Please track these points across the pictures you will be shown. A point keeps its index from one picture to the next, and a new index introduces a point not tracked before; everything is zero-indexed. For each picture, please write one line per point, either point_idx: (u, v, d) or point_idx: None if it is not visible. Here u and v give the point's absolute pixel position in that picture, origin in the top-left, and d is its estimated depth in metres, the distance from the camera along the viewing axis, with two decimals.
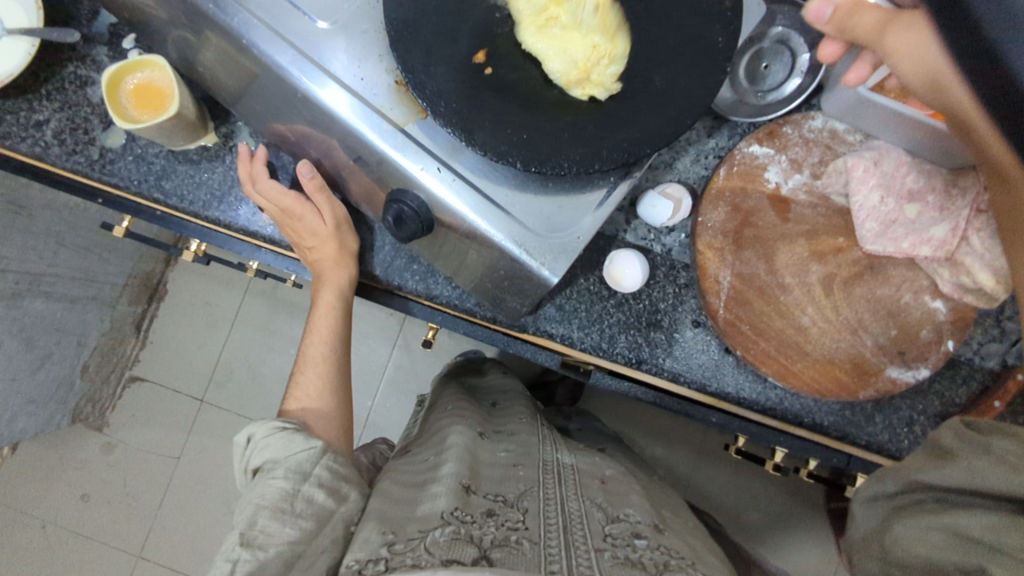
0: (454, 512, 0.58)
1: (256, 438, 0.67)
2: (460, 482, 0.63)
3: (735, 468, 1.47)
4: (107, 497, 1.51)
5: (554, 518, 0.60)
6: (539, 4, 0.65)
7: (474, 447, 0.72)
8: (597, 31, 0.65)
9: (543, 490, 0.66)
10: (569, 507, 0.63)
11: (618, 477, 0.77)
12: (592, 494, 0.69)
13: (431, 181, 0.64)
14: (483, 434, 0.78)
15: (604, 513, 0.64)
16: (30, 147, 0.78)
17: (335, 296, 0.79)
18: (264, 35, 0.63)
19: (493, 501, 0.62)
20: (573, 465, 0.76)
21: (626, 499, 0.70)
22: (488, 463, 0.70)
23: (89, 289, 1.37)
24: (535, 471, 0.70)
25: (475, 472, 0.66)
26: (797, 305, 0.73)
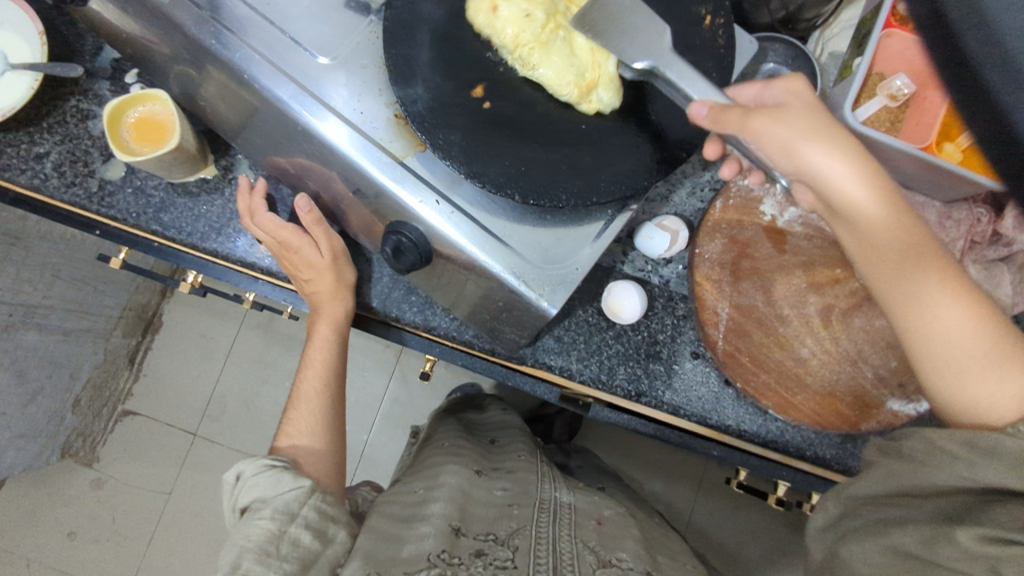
0: (441, 554, 0.57)
1: (244, 476, 0.64)
2: (450, 525, 0.61)
3: (736, 503, 1.45)
4: (94, 535, 1.47)
5: (545, 557, 0.58)
6: (539, 21, 0.63)
7: (468, 486, 0.71)
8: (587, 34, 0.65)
9: (535, 528, 0.64)
10: (561, 547, 0.61)
11: (614, 518, 0.75)
12: (586, 535, 0.66)
13: (429, 214, 0.64)
14: (480, 471, 0.77)
15: (597, 555, 0.62)
16: (29, 179, 0.78)
17: (332, 329, 0.79)
18: (266, 70, 0.64)
19: (483, 541, 0.61)
20: (569, 503, 0.74)
21: (620, 543, 0.68)
22: (481, 503, 0.69)
23: (83, 321, 1.36)
24: (529, 509, 0.68)
25: (465, 514, 0.65)
26: (795, 337, 0.73)
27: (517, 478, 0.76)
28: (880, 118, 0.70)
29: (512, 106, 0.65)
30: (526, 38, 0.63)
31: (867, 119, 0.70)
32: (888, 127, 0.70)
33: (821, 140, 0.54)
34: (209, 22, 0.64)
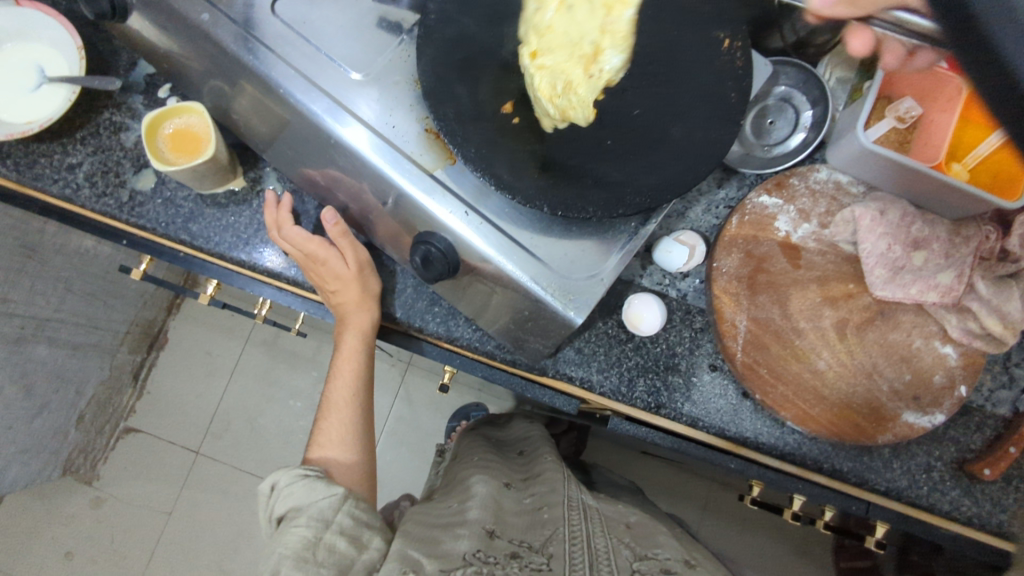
0: (476, 553, 0.57)
1: (279, 486, 0.66)
2: (483, 528, 0.63)
3: (742, 525, 1.44)
4: (91, 555, 1.45)
5: (581, 554, 0.59)
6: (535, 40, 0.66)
7: (498, 496, 0.72)
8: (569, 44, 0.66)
9: (569, 528, 0.64)
10: (596, 544, 0.62)
11: (642, 521, 0.77)
12: (619, 534, 0.68)
13: (458, 224, 0.66)
14: (509, 485, 0.78)
15: (632, 550, 0.64)
16: (62, 189, 0.80)
17: (358, 339, 0.79)
18: (301, 84, 0.66)
19: (517, 544, 0.61)
20: (598, 507, 0.75)
21: (653, 540, 0.69)
22: (513, 511, 0.69)
23: (91, 336, 1.36)
24: (561, 508, 0.68)
25: (499, 519, 0.66)
26: (812, 350, 0.74)
27: (547, 479, 0.77)
28: (890, 138, 0.73)
29: (540, 123, 0.67)
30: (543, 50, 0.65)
31: (879, 138, 0.73)
32: (899, 147, 0.73)
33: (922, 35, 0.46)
34: (246, 37, 0.67)
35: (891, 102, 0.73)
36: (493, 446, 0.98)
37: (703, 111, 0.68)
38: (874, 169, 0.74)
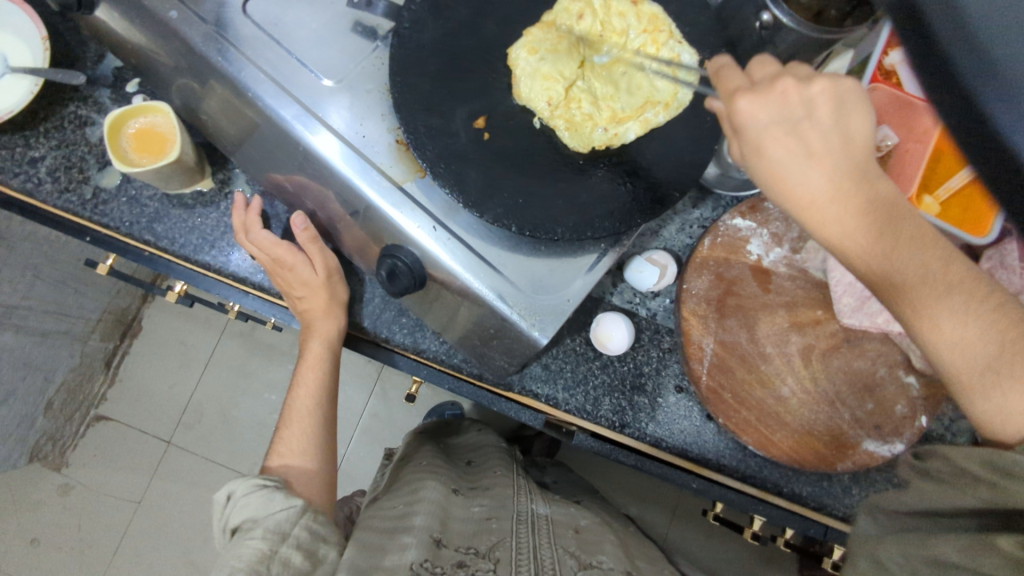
0: (423, 564, 0.58)
1: (234, 496, 0.64)
2: (432, 537, 0.62)
3: (710, 529, 1.45)
4: (57, 543, 1.43)
5: (528, 563, 0.61)
6: (555, 91, 0.68)
7: (447, 504, 0.71)
8: (588, 100, 0.72)
9: (516, 539, 0.65)
10: (542, 555, 0.63)
11: (591, 527, 0.77)
12: (566, 543, 0.68)
13: (425, 239, 0.65)
14: (457, 491, 0.78)
15: (577, 559, 0.64)
16: (22, 183, 0.79)
17: (322, 347, 0.79)
18: (271, 89, 0.64)
19: (464, 553, 0.62)
20: (548, 516, 0.76)
21: (599, 547, 0.70)
22: (460, 518, 0.70)
23: (62, 323, 1.34)
24: (509, 521, 0.70)
25: (445, 526, 0.66)
26: (777, 376, 0.75)
27: (495, 493, 0.78)
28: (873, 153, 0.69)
29: (513, 139, 0.66)
30: (557, 103, 0.68)
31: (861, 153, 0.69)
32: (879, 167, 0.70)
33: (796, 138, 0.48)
34: (216, 38, 0.65)
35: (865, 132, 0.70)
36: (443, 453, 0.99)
37: (675, 135, 0.68)
38: None
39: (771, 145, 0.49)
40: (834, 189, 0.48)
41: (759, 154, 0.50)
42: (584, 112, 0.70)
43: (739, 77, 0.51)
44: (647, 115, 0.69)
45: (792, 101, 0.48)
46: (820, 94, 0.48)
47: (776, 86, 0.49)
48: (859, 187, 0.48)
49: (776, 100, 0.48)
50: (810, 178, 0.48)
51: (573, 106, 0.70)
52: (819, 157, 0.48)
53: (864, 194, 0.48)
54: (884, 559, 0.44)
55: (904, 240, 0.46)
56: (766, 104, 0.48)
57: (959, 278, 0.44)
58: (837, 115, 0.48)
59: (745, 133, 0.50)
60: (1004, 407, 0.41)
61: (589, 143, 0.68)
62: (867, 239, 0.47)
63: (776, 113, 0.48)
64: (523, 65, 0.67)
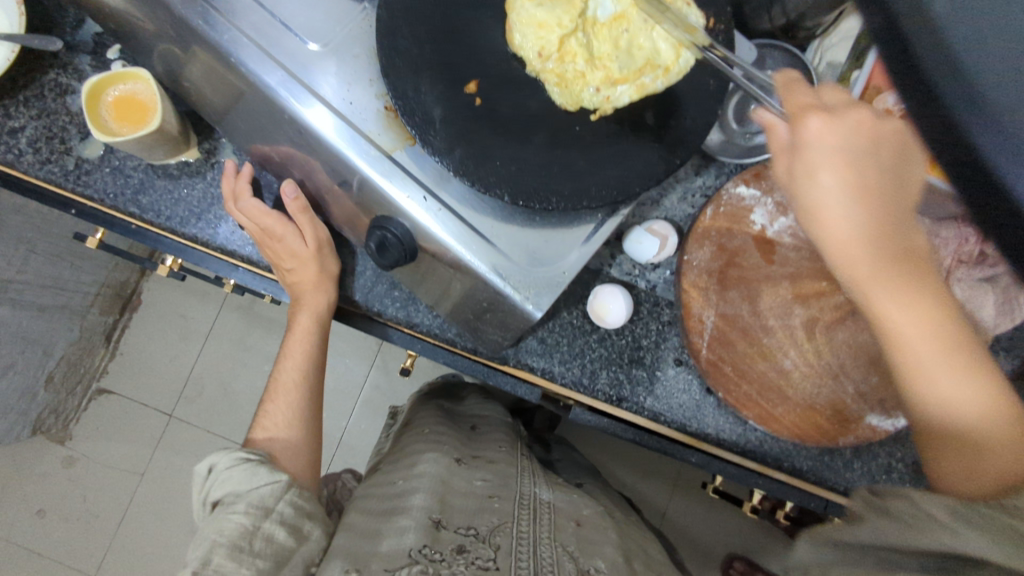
0: (422, 549, 0.57)
1: (217, 469, 0.63)
2: (430, 518, 0.62)
3: (711, 501, 1.45)
4: (63, 513, 1.45)
5: (526, 557, 0.59)
6: (547, 41, 0.64)
7: (448, 476, 0.71)
8: (585, 55, 0.65)
9: (517, 527, 0.65)
10: (541, 550, 0.61)
11: (593, 519, 0.76)
12: (564, 539, 0.66)
13: (415, 210, 0.62)
14: (459, 460, 0.77)
15: (575, 562, 0.61)
16: (3, 154, 0.77)
17: (312, 320, 0.78)
18: (255, 54, 0.61)
19: (464, 535, 0.61)
20: (550, 502, 0.75)
21: (598, 547, 0.67)
22: (461, 492, 0.69)
23: (59, 297, 1.33)
24: (510, 504, 0.69)
25: (445, 505, 0.65)
26: (779, 349, 0.73)
27: (498, 470, 0.77)
28: None
29: (507, 105, 0.63)
30: (550, 58, 0.64)
31: None
32: None
33: (856, 166, 0.51)
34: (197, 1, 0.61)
35: (880, 92, 0.68)
36: (446, 416, 0.99)
37: (677, 98, 0.65)
38: None
39: (825, 168, 0.51)
40: (871, 229, 0.51)
41: (809, 178, 0.52)
42: (578, 67, 0.65)
43: (809, 94, 0.53)
44: (645, 79, 0.64)
45: (863, 133, 0.52)
46: (889, 138, 0.52)
47: (852, 114, 0.52)
48: (890, 237, 0.52)
49: (852, 126, 0.51)
50: (853, 217, 0.51)
51: (567, 59, 0.65)
52: (869, 199, 0.51)
53: (893, 242, 0.52)
54: None
55: (921, 305, 0.51)
56: (840, 125, 0.51)
57: (966, 345, 0.51)
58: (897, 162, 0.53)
59: (806, 147, 0.52)
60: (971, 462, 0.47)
61: (579, 101, 0.64)
62: (887, 289, 0.51)
63: (844, 138, 0.51)
64: (519, 11, 0.64)
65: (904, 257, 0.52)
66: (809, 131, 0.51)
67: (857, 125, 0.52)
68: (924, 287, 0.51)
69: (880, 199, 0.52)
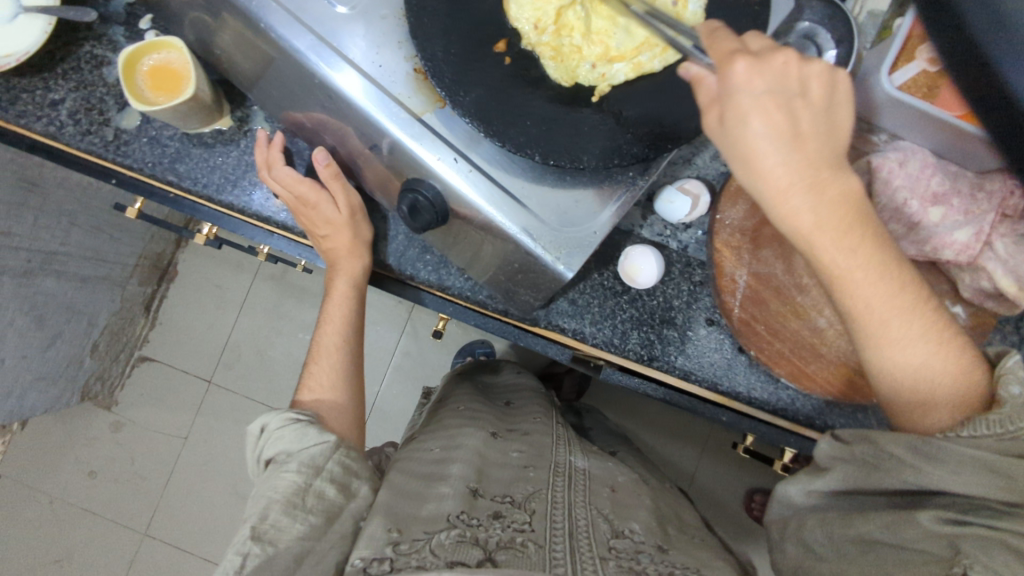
0: (460, 515, 0.58)
1: (269, 429, 0.67)
2: (468, 486, 0.63)
3: (741, 463, 1.46)
4: (113, 474, 1.52)
5: (561, 521, 0.61)
6: (544, 14, 0.62)
7: (485, 450, 0.73)
8: (580, 29, 0.63)
9: (551, 492, 0.66)
10: (577, 513, 0.63)
11: (627, 486, 0.78)
12: (600, 504, 0.68)
13: (447, 172, 0.63)
14: (496, 435, 0.80)
15: (609, 525, 0.64)
16: (45, 126, 0.79)
17: (349, 284, 0.80)
18: (283, 18, 0.61)
19: (500, 503, 0.63)
20: (585, 470, 0.76)
21: (631, 513, 0.69)
22: (498, 464, 0.71)
23: (100, 269, 1.37)
24: (545, 472, 0.70)
25: (483, 475, 0.67)
26: (813, 307, 0.72)
27: (534, 441, 0.79)
28: (916, 84, 0.69)
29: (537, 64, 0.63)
30: (546, 33, 0.62)
31: (903, 85, 0.69)
32: (925, 93, 0.69)
33: (787, 110, 0.51)
34: None
35: (922, 42, 0.67)
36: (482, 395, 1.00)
37: None
38: (894, 118, 0.72)
39: (754, 117, 0.51)
40: (814, 181, 0.51)
41: (741, 126, 0.51)
42: (574, 42, 0.63)
43: (735, 42, 0.53)
44: (643, 57, 0.63)
45: (790, 74, 0.52)
46: (814, 82, 0.53)
47: (776, 58, 0.51)
48: (837, 187, 0.52)
49: (774, 72, 0.51)
50: (788, 166, 0.51)
51: (564, 34, 0.63)
52: (805, 145, 0.51)
53: (854, 207, 0.53)
54: (812, 539, 0.56)
55: (871, 250, 0.53)
56: (763, 71, 0.51)
57: (888, 281, 0.53)
58: (826, 98, 0.53)
59: (733, 94, 0.51)
60: (931, 403, 0.55)
61: (574, 77, 0.63)
62: (832, 237, 0.52)
63: (771, 83, 0.51)
64: None
65: (841, 202, 0.52)
66: (740, 82, 0.51)
67: (785, 69, 0.51)
68: (878, 251, 0.53)
69: (819, 145, 0.52)
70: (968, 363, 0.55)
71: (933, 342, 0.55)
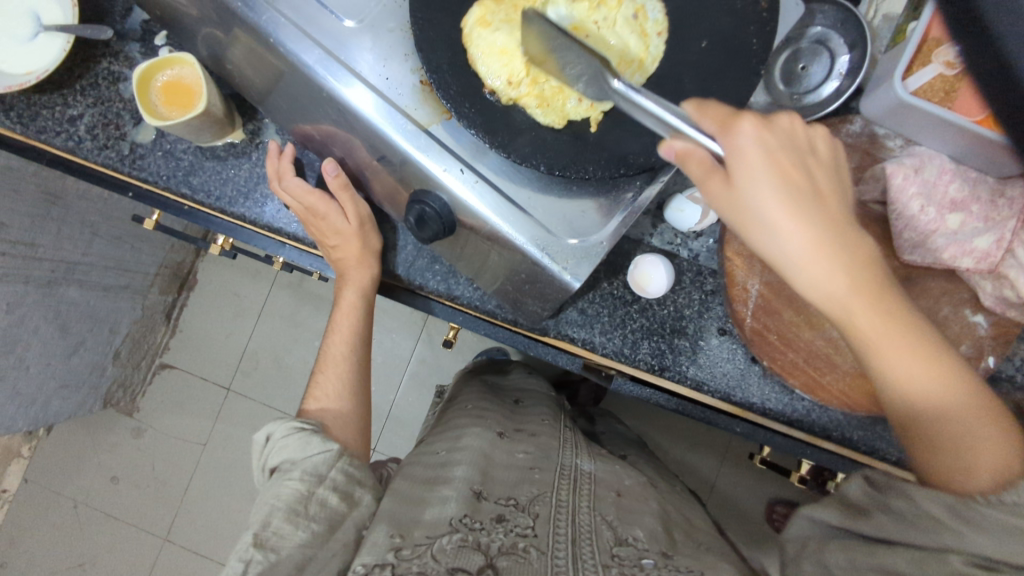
0: (462, 519, 0.58)
1: (274, 438, 0.68)
2: (472, 489, 0.63)
3: (761, 473, 1.44)
4: (135, 479, 1.55)
5: (564, 526, 0.61)
6: (513, 67, 0.61)
7: (489, 450, 0.73)
8: (554, 71, 0.62)
9: (556, 497, 0.66)
10: (580, 519, 0.62)
11: (634, 489, 0.76)
12: (605, 509, 0.67)
13: (453, 182, 0.63)
14: (502, 434, 0.80)
15: (613, 531, 0.62)
16: (64, 141, 0.81)
17: (358, 296, 0.80)
18: (293, 33, 0.62)
19: (504, 505, 0.63)
20: (590, 473, 0.76)
21: (637, 517, 0.68)
22: (504, 464, 0.71)
23: (122, 278, 1.40)
24: (551, 475, 0.70)
25: (486, 476, 0.67)
26: (827, 316, 0.71)
27: (539, 442, 0.79)
28: (933, 88, 0.67)
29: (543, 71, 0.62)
30: (522, 83, 0.61)
31: (919, 89, 0.67)
32: (942, 97, 0.67)
33: (794, 166, 0.52)
34: None
35: (939, 44, 0.66)
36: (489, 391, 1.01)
37: (718, 61, 0.63)
38: (909, 123, 0.71)
39: (767, 173, 0.51)
40: (826, 240, 0.51)
41: (756, 182, 0.51)
42: (553, 83, 0.62)
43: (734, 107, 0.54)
44: (624, 78, 0.64)
45: (798, 134, 0.54)
46: (818, 143, 0.54)
47: (783, 120, 0.53)
48: (852, 244, 0.52)
49: (781, 133, 0.52)
50: (800, 225, 0.51)
51: (541, 78, 0.62)
52: (816, 203, 0.52)
53: (872, 268, 0.53)
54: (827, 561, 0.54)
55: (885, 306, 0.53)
56: (773, 132, 0.52)
57: (905, 332, 0.53)
58: (828, 154, 0.55)
59: (743, 147, 0.51)
60: (975, 448, 0.51)
61: (565, 116, 0.63)
62: (853, 296, 0.52)
63: (780, 140, 0.52)
64: (478, 44, 0.61)
65: (850, 253, 0.52)
66: (749, 136, 0.51)
67: (786, 126, 0.53)
68: (892, 303, 0.53)
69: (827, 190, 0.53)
70: (996, 409, 0.52)
71: (949, 387, 0.53)
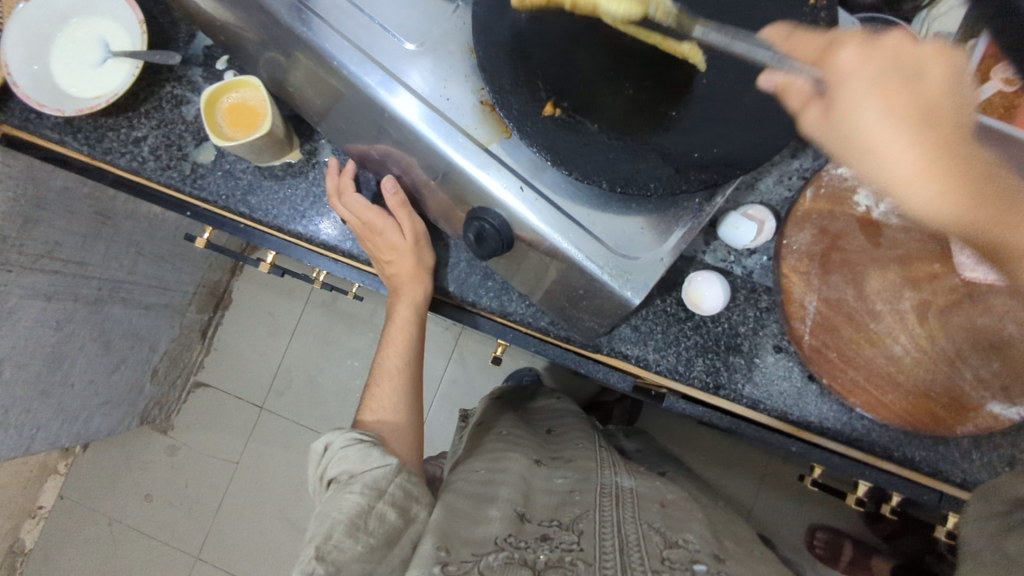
0: (508, 538, 0.58)
1: (334, 447, 0.68)
2: (516, 510, 0.63)
3: (800, 498, 1.41)
4: (169, 497, 1.56)
5: (611, 537, 0.60)
6: None
7: (529, 476, 0.73)
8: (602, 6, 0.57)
9: (600, 512, 0.65)
10: (626, 530, 0.62)
11: (679, 501, 0.75)
12: (651, 517, 0.66)
13: (513, 201, 0.64)
14: (540, 463, 0.79)
15: (662, 535, 0.62)
16: (129, 162, 0.84)
17: (411, 311, 0.81)
18: (355, 57, 0.64)
19: (547, 526, 0.62)
20: (632, 487, 0.74)
21: (686, 524, 0.67)
22: (544, 489, 0.71)
23: (162, 296, 1.42)
24: (595, 492, 0.69)
25: (528, 500, 0.67)
26: (888, 334, 0.70)
27: (584, 464, 0.78)
28: (992, 104, 0.68)
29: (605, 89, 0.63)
30: None
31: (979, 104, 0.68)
32: (1002, 113, 0.67)
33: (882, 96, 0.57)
34: (300, 9, 0.64)
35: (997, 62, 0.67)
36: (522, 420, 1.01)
37: None
38: None
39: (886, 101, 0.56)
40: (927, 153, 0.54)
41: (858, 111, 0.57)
42: None
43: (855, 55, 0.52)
44: None
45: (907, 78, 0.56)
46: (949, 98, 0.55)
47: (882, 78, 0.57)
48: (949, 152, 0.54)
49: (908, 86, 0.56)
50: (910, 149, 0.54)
51: None
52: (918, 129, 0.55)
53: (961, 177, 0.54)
54: None
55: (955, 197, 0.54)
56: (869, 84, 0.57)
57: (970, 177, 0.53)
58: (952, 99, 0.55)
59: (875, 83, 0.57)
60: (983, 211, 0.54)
61: None
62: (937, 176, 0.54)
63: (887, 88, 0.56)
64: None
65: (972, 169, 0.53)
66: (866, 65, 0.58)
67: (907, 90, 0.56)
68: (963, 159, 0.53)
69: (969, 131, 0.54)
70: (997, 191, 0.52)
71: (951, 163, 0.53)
